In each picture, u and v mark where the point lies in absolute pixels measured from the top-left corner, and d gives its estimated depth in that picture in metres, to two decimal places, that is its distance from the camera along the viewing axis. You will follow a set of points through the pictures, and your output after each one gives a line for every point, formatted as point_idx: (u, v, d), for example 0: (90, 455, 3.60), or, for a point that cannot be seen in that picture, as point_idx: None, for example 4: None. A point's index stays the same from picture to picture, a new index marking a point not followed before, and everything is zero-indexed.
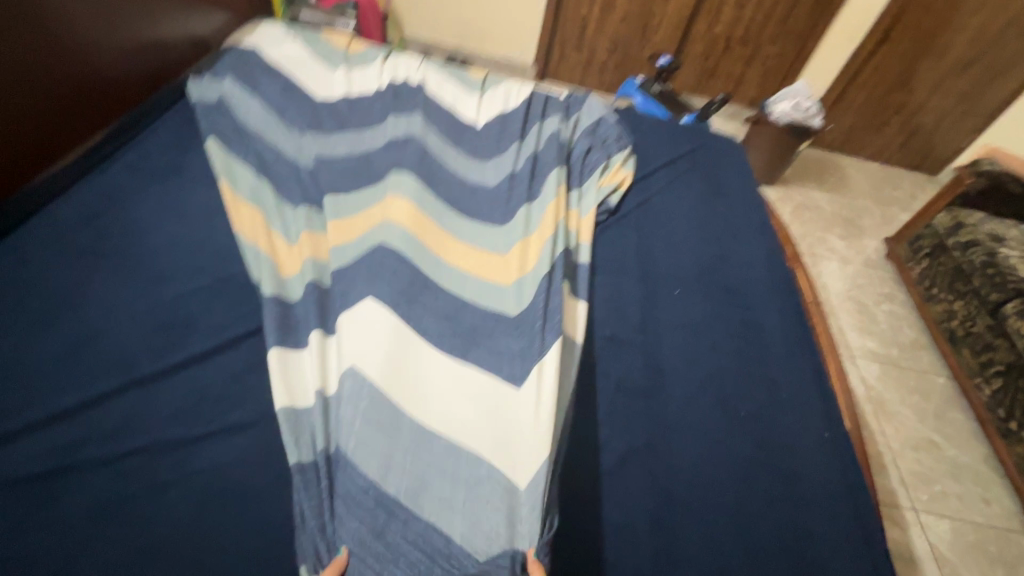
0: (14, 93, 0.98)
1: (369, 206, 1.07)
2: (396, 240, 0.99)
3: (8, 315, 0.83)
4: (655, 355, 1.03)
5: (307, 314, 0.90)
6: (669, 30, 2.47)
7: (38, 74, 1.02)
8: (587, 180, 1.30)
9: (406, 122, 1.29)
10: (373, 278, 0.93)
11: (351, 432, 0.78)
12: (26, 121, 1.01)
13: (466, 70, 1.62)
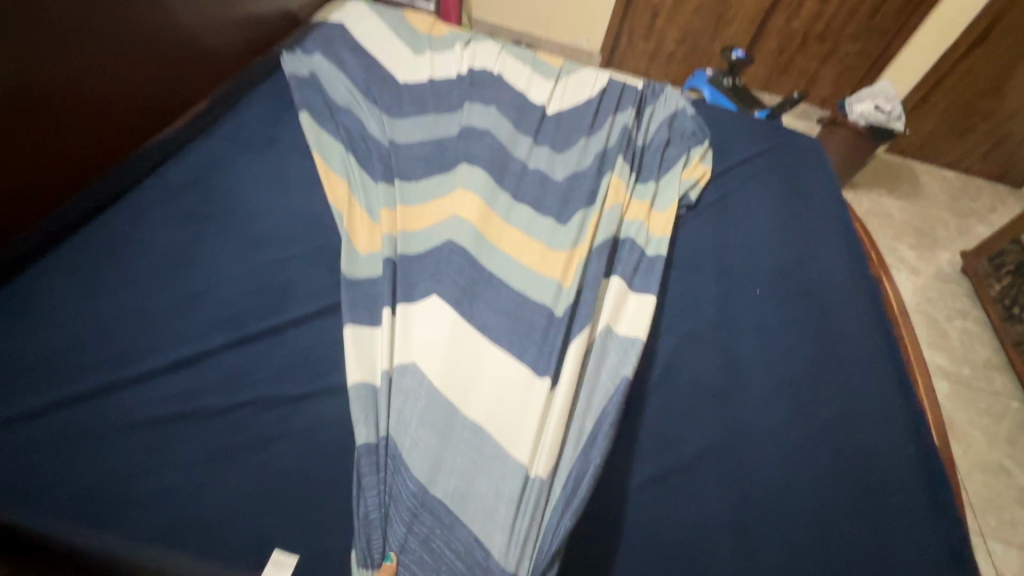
0: (138, 66, 1.01)
1: (438, 199, 1.08)
2: (463, 235, 1.00)
3: (133, 269, 0.87)
4: (734, 353, 1.02)
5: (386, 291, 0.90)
6: (744, 23, 2.39)
7: (158, 47, 1.05)
8: (664, 176, 1.29)
9: (479, 114, 1.30)
10: (441, 272, 0.94)
11: (411, 428, 0.77)
12: (144, 91, 1.04)
13: (542, 58, 1.61)
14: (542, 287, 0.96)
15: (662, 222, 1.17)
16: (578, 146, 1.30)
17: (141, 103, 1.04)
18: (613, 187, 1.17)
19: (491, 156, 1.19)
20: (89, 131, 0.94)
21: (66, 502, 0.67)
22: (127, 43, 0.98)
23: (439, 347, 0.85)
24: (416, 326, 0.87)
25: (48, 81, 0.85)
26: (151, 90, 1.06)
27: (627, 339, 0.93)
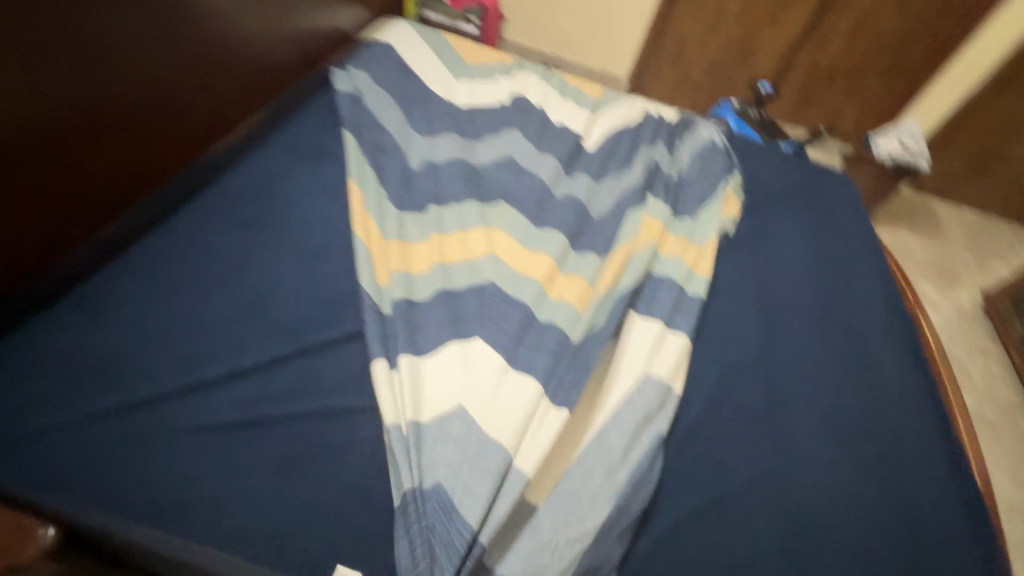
0: (195, 81, 1.02)
1: (477, 233, 1.07)
2: (502, 275, 1.00)
3: (198, 275, 0.89)
4: (776, 384, 1.03)
5: (429, 324, 0.90)
6: (773, 56, 2.43)
7: (213, 63, 1.05)
8: (699, 211, 1.30)
9: (517, 150, 1.33)
10: (481, 312, 0.94)
11: (452, 471, 0.75)
12: (200, 104, 1.05)
13: (578, 86, 1.64)
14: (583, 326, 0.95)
15: (703, 259, 1.17)
16: (612, 183, 1.32)
17: (197, 119, 1.05)
18: (646, 224, 1.19)
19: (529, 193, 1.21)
20: (147, 145, 0.95)
21: (138, 503, 0.67)
22: (191, 62, 0.99)
23: (479, 388, 0.83)
24: (455, 367, 0.85)
25: (110, 105, 0.85)
26: (208, 106, 1.07)
27: (664, 385, 0.92)
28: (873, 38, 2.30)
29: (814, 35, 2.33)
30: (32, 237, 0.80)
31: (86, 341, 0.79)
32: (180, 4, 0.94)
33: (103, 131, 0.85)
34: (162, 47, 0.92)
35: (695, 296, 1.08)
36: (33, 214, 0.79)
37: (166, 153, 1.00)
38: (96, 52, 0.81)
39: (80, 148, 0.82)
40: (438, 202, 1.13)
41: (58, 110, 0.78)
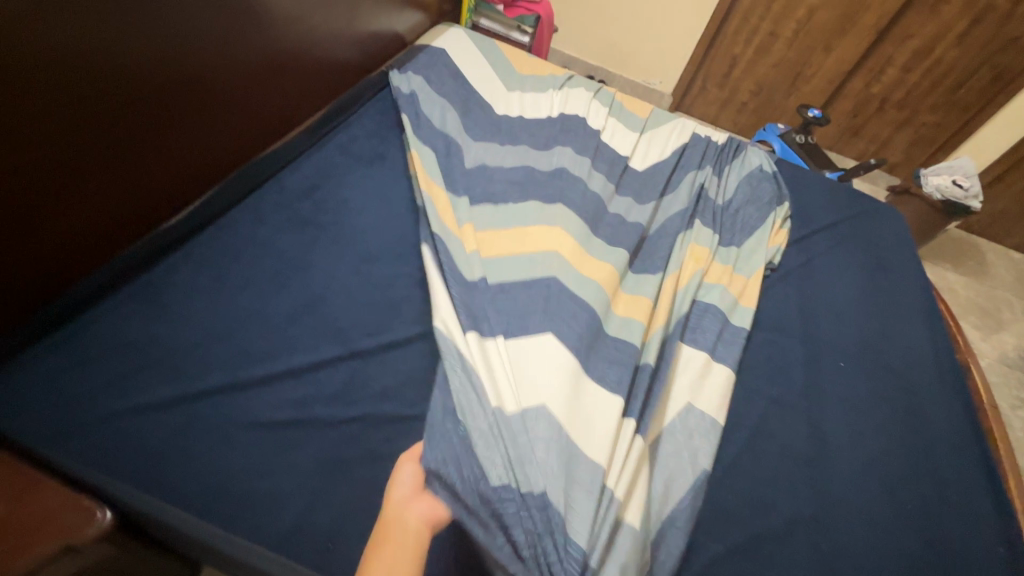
0: (250, 85, 1.01)
1: (540, 226, 1.06)
2: (566, 269, 0.98)
3: (254, 272, 0.92)
4: (819, 425, 1.01)
5: (491, 312, 0.91)
6: (823, 83, 2.38)
7: (269, 66, 1.04)
8: (747, 241, 1.28)
9: (568, 160, 1.31)
10: (544, 301, 0.92)
11: (546, 463, 0.74)
12: (254, 107, 1.05)
13: (629, 105, 1.63)
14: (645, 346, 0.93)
15: (748, 289, 1.15)
16: (663, 204, 1.31)
17: (259, 120, 1.08)
18: (691, 253, 1.18)
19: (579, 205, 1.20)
20: (212, 141, 0.97)
21: (195, 497, 0.69)
22: (261, 64, 1.02)
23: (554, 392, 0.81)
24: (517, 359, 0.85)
25: (160, 110, 0.84)
26: (270, 108, 1.09)
27: (707, 418, 0.90)
28: (931, 71, 2.24)
29: (868, 63, 2.28)
30: (92, 226, 0.81)
31: (147, 330, 0.81)
32: (258, 8, 0.96)
33: (172, 127, 0.88)
34: (235, 48, 0.95)
35: (740, 328, 1.07)
36: (93, 203, 0.80)
37: (225, 151, 1.02)
38: (176, 47, 0.84)
39: (146, 139, 0.84)
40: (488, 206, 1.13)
41: (133, 101, 0.80)
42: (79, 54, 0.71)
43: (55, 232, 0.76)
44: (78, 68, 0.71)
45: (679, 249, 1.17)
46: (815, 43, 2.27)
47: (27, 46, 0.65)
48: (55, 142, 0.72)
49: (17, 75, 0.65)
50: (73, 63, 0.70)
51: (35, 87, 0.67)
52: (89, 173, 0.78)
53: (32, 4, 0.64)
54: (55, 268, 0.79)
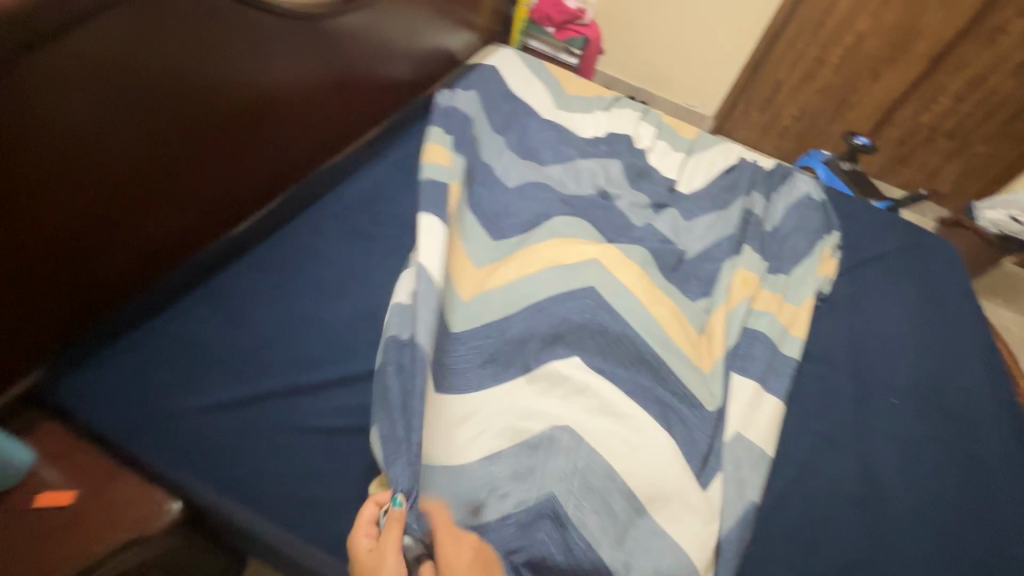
0: (314, 98, 1.03)
1: (587, 242, 1.05)
2: (611, 287, 0.98)
3: (312, 281, 0.95)
4: (870, 463, 0.98)
5: (535, 333, 0.91)
6: (870, 110, 2.34)
7: (333, 80, 1.06)
8: (797, 269, 1.26)
9: (610, 185, 1.36)
10: (587, 320, 0.93)
11: (543, 478, 0.76)
12: (318, 119, 1.07)
13: (677, 128, 1.64)
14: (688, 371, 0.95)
15: (798, 319, 1.13)
16: (709, 227, 1.30)
17: (317, 139, 1.09)
18: (741, 278, 1.17)
19: (619, 233, 1.24)
20: (269, 161, 0.99)
21: (256, 498, 0.72)
22: (323, 83, 1.04)
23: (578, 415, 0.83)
24: (545, 383, 0.86)
25: (228, 126, 0.86)
26: (329, 126, 1.12)
27: (756, 450, 0.90)
28: (985, 102, 2.18)
29: (918, 92, 2.23)
30: (144, 250, 0.83)
31: (212, 333, 0.84)
32: (325, 31, 0.98)
33: (224, 155, 0.89)
34: (298, 71, 0.96)
35: (790, 359, 1.05)
36: (143, 229, 0.81)
37: (283, 169, 1.03)
38: (235, 82, 0.84)
39: (197, 169, 0.85)
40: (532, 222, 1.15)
41: (188, 129, 0.80)
42: (139, 92, 0.71)
43: (123, 245, 0.79)
44: (135, 106, 0.71)
45: (725, 276, 1.16)
46: (863, 70, 2.24)
47: (90, 89, 0.65)
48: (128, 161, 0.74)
49: (79, 116, 0.66)
50: (132, 101, 0.71)
51: (95, 128, 0.68)
52: (156, 188, 0.80)
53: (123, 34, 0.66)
54: (120, 283, 0.81)
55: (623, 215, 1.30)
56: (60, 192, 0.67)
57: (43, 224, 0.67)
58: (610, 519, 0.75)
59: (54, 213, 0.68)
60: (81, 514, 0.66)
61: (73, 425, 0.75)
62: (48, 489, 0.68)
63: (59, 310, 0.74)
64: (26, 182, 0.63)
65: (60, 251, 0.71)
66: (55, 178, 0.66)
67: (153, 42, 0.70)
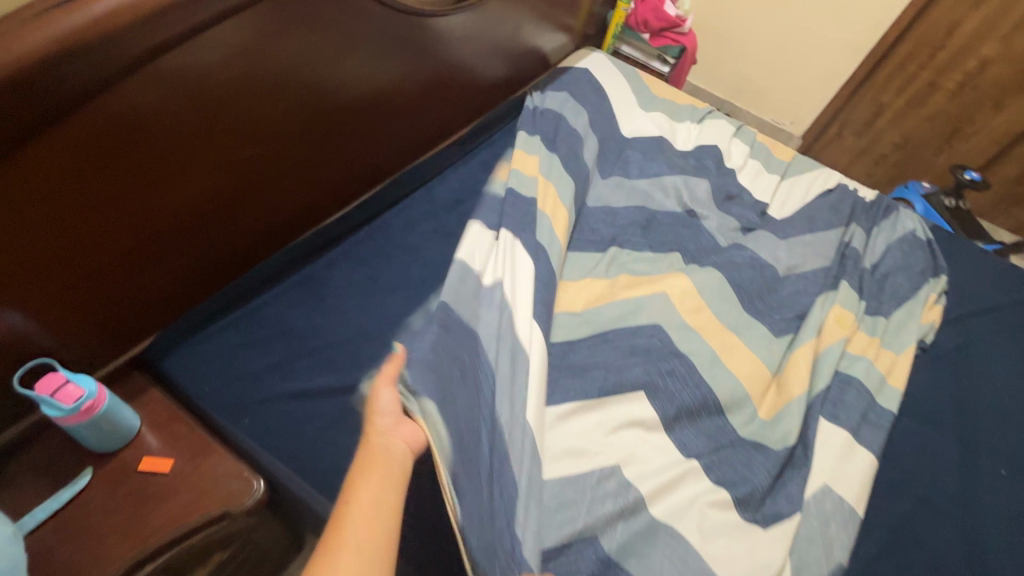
0: (408, 102, 1.04)
1: (654, 281, 1.08)
2: (673, 324, 1.00)
3: (399, 277, 0.96)
4: (974, 540, 0.89)
5: (596, 363, 0.92)
6: (985, 143, 2.14)
7: (430, 82, 1.07)
8: (897, 313, 1.16)
9: (697, 204, 1.30)
10: (651, 356, 0.94)
11: (593, 515, 0.76)
12: (408, 124, 1.07)
13: (771, 147, 1.55)
14: (751, 416, 0.92)
15: (898, 368, 1.05)
16: (803, 256, 1.22)
17: (411, 137, 1.10)
18: (836, 317, 1.09)
19: (706, 256, 1.19)
20: (363, 157, 1.00)
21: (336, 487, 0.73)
22: (425, 82, 1.05)
23: (633, 452, 0.84)
24: (599, 410, 0.87)
25: (316, 135, 0.88)
26: (424, 124, 1.12)
27: (844, 506, 0.84)
28: None
29: None
30: (240, 238, 0.87)
31: (305, 320, 0.87)
32: (433, 30, 0.99)
33: (320, 152, 0.91)
34: (401, 69, 0.97)
35: (888, 412, 0.97)
36: (241, 218, 0.85)
37: (377, 163, 1.05)
38: (335, 82, 0.86)
39: (292, 163, 0.87)
40: (605, 243, 1.15)
41: (276, 139, 0.82)
42: (245, 90, 0.74)
43: (210, 245, 0.83)
44: (241, 103, 0.75)
45: (819, 313, 1.08)
46: (983, 99, 2.04)
47: (198, 87, 0.68)
48: (217, 167, 0.77)
49: (191, 110, 0.70)
50: (238, 99, 0.74)
51: (205, 121, 0.72)
52: (242, 193, 0.83)
53: (225, 49, 0.69)
54: (221, 265, 0.86)
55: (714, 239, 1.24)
56: (168, 179, 0.72)
57: (152, 210, 0.72)
58: (660, 561, 0.75)
59: (162, 199, 0.73)
60: (180, 485, 0.69)
61: (174, 397, 0.78)
62: (159, 456, 0.71)
63: (164, 288, 0.80)
64: (132, 176, 0.68)
65: (165, 235, 0.76)
66: (166, 166, 0.71)
67: (263, 44, 0.73)
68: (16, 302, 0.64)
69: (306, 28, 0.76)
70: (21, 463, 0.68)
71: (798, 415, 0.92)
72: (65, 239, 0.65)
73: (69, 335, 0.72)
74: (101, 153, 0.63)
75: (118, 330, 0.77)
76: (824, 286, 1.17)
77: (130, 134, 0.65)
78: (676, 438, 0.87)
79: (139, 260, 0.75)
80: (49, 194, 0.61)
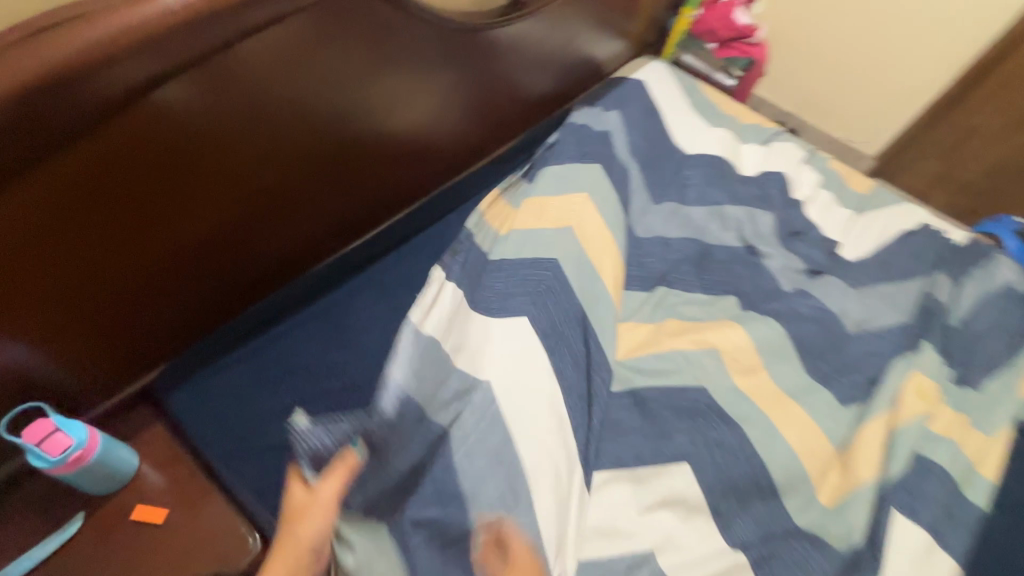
0: (446, 116, 0.96)
1: (704, 330, 0.96)
2: (723, 385, 0.90)
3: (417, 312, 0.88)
4: None
5: (633, 425, 0.83)
6: None
7: (471, 95, 0.98)
8: (991, 384, 1.00)
9: (757, 241, 1.18)
10: (696, 423, 0.84)
11: None
12: (445, 139, 0.99)
13: (845, 175, 1.39)
14: (810, 502, 0.81)
15: (990, 454, 0.90)
16: (876, 310, 1.07)
17: (448, 155, 1.03)
18: (917, 387, 0.95)
19: (766, 302, 1.06)
20: (392, 179, 0.93)
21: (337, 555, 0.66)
22: (465, 98, 0.97)
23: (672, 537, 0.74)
24: (637, 483, 0.78)
25: (344, 152, 0.81)
26: (462, 141, 1.05)
27: None
28: None
29: None
30: (255, 266, 0.82)
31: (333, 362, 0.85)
32: (480, 44, 0.91)
33: (343, 176, 0.85)
34: (438, 87, 0.89)
35: (975, 509, 0.83)
36: (257, 246, 0.80)
37: (409, 184, 0.98)
38: (364, 105, 0.79)
39: (313, 189, 0.81)
40: (650, 283, 1.04)
41: (300, 157, 0.76)
42: (263, 116, 0.68)
43: (226, 267, 0.78)
44: (259, 130, 0.69)
45: (894, 381, 0.94)
46: None
47: (215, 108, 0.62)
48: (235, 189, 0.72)
49: (207, 138, 0.64)
50: (256, 125, 0.68)
51: (219, 149, 0.66)
52: (262, 214, 0.77)
53: (246, 66, 0.62)
54: (235, 292, 0.82)
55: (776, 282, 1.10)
56: (178, 209, 0.67)
57: (160, 241, 0.68)
58: None
59: (171, 228, 0.68)
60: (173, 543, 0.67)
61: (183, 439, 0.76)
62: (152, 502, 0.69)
63: (173, 319, 0.75)
64: (144, 203, 0.63)
65: (173, 265, 0.71)
66: (176, 197, 0.66)
67: (285, 64, 0.66)
68: (14, 337, 0.61)
69: (335, 50, 0.69)
70: (27, 491, 0.66)
71: (865, 508, 0.80)
72: (66, 272, 0.61)
73: (76, 367, 0.68)
74: (104, 185, 0.58)
75: (129, 360, 0.74)
76: (903, 346, 1.02)
77: (136, 164, 0.60)
78: (723, 523, 0.77)
79: (145, 291, 0.70)
80: (48, 227, 0.57)
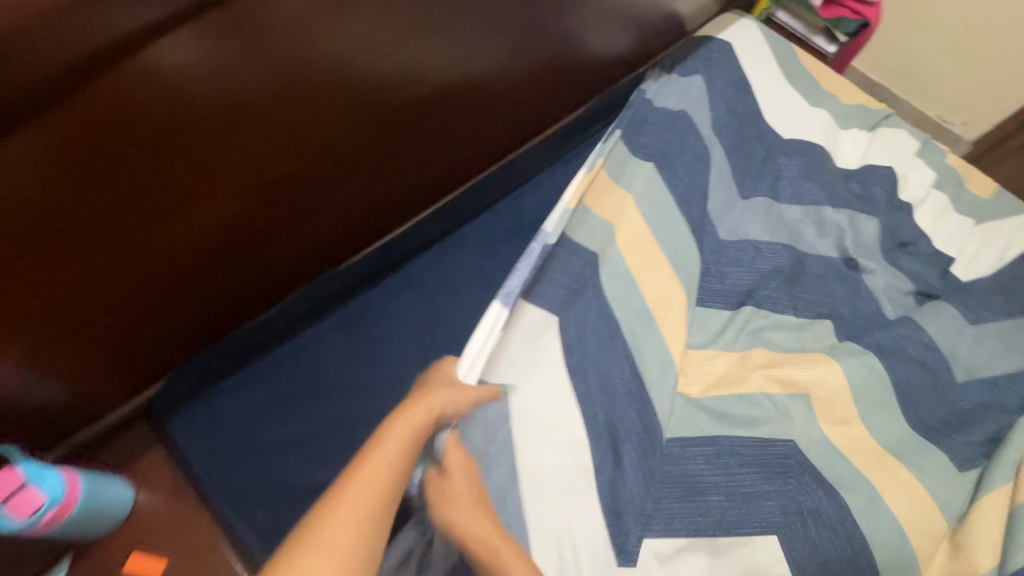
0: (508, 82, 0.78)
1: (791, 367, 0.82)
2: (817, 438, 0.77)
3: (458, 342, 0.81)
4: None
5: (711, 480, 0.70)
6: None
7: (540, 59, 0.80)
8: None
9: (859, 250, 0.99)
10: (783, 484, 0.71)
11: None
12: (503, 110, 0.82)
13: (967, 168, 1.16)
14: None
15: None
16: (994, 353, 0.90)
17: (500, 138, 0.87)
18: None
19: (866, 330, 0.90)
20: (431, 171, 0.79)
21: None
22: (532, 63, 0.79)
23: None
24: (713, 552, 0.66)
25: (388, 125, 0.66)
26: (518, 120, 0.88)
27: None
28: None
29: None
30: (271, 271, 0.70)
31: (365, 387, 0.79)
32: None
33: (377, 169, 0.71)
34: (507, 44, 0.71)
35: None
36: (275, 249, 0.68)
37: (451, 172, 0.83)
38: (411, 89, 0.64)
39: (341, 186, 0.68)
40: (732, 300, 0.88)
41: (337, 133, 0.61)
42: (293, 95, 0.53)
43: (246, 260, 0.66)
44: (287, 111, 0.54)
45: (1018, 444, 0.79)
46: None
47: (235, 77, 0.47)
48: (259, 173, 0.58)
49: (220, 130, 0.50)
50: (284, 105, 0.53)
51: (236, 143, 0.53)
52: (289, 200, 0.64)
53: (275, 25, 0.46)
54: (247, 297, 0.71)
55: (877, 305, 0.94)
56: (190, 205, 0.55)
57: (161, 248, 0.56)
58: None
59: (183, 220, 0.55)
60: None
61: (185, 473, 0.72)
62: (150, 553, 0.69)
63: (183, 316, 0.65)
64: (146, 194, 0.50)
65: (177, 272, 0.60)
66: (185, 192, 0.53)
67: (326, 21, 0.49)
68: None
69: (387, 17, 0.53)
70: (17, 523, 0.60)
71: None
72: (47, 286, 0.49)
73: (65, 390, 0.59)
74: (92, 174, 0.45)
75: (125, 376, 0.65)
76: None
77: (131, 155, 0.46)
78: None
79: (144, 301, 0.59)
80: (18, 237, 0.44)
